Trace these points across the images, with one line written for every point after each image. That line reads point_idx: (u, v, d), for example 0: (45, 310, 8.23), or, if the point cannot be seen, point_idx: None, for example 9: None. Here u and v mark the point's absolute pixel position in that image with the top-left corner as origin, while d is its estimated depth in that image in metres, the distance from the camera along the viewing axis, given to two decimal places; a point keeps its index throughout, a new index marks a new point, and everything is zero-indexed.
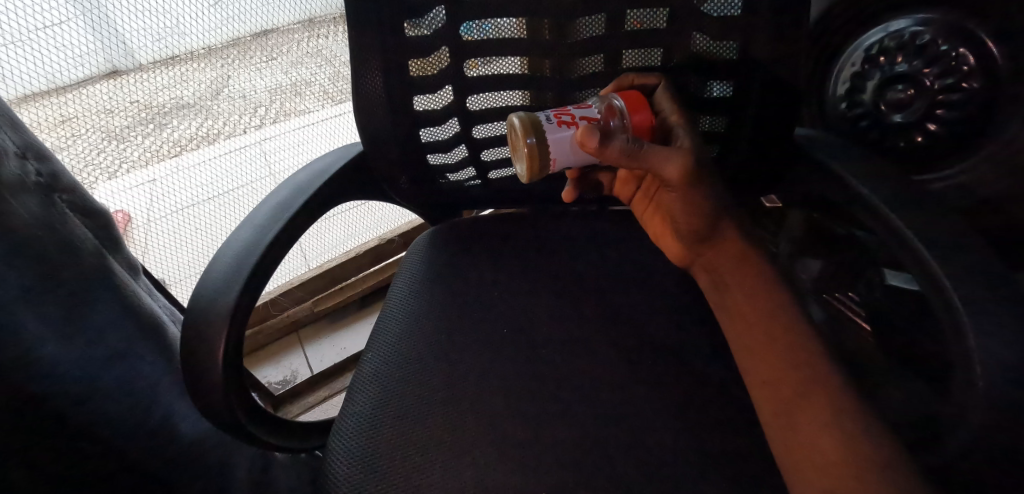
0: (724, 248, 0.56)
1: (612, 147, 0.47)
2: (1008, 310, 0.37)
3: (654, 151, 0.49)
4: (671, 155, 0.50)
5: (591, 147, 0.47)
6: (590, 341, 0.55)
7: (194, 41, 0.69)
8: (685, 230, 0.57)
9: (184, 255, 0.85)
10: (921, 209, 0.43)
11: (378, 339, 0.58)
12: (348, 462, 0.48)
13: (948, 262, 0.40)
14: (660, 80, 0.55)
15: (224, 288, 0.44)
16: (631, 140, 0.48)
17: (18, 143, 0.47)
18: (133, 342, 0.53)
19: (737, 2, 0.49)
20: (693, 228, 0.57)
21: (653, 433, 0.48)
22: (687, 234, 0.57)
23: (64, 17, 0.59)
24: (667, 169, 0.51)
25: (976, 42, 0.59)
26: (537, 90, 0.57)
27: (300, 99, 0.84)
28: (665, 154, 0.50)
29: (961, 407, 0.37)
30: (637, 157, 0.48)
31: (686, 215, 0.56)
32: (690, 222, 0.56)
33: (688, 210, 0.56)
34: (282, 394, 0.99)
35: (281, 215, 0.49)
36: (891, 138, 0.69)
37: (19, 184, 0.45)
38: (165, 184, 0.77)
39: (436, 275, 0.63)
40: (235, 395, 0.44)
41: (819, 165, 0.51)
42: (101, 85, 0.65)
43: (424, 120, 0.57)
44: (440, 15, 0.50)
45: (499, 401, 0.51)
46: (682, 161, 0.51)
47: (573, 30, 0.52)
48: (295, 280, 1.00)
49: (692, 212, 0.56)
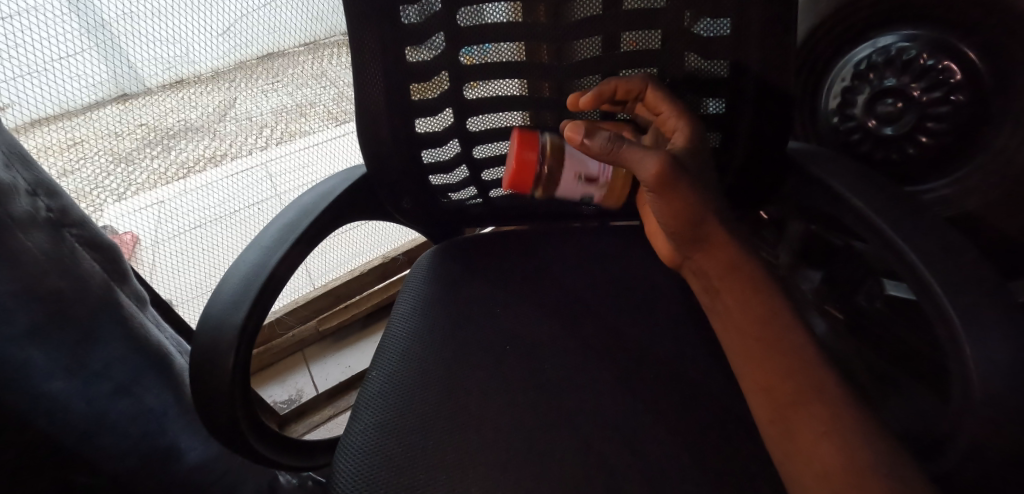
0: (712, 254, 0.53)
1: (596, 140, 0.52)
2: (1002, 316, 0.38)
3: (633, 152, 0.50)
4: (647, 155, 0.49)
5: (580, 132, 0.52)
6: (592, 356, 0.56)
7: (203, 67, 0.71)
8: (672, 228, 0.53)
9: (191, 275, 0.86)
10: (915, 219, 0.44)
11: (383, 357, 0.58)
12: (353, 477, 0.48)
13: (940, 271, 0.41)
14: (647, 83, 0.55)
15: (232, 308, 0.45)
16: (614, 138, 0.51)
17: (28, 181, 0.46)
18: (140, 376, 0.52)
19: (726, 22, 0.50)
20: (675, 230, 0.53)
21: (656, 447, 0.48)
22: (673, 237, 0.54)
23: (78, 48, 0.61)
24: (641, 169, 0.50)
25: (959, 56, 0.61)
26: (537, 111, 0.59)
27: (305, 120, 0.86)
28: (640, 154, 0.50)
29: (960, 413, 0.38)
30: (611, 153, 0.51)
31: (666, 216, 0.52)
32: (671, 224, 0.52)
33: (671, 213, 0.52)
34: (288, 413, 1.00)
35: (287, 237, 0.51)
36: (882, 150, 0.69)
37: (27, 221, 0.44)
38: (172, 205, 0.79)
39: (440, 291, 0.64)
40: (242, 414, 0.45)
41: (815, 179, 0.52)
42: (110, 109, 0.66)
43: (426, 141, 0.59)
44: (440, 41, 0.52)
45: (502, 415, 0.51)
46: (660, 161, 0.49)
47: (570, 51, 0.53)
48: (300, 299, 1.01)
49: (674, 215, 0.52)
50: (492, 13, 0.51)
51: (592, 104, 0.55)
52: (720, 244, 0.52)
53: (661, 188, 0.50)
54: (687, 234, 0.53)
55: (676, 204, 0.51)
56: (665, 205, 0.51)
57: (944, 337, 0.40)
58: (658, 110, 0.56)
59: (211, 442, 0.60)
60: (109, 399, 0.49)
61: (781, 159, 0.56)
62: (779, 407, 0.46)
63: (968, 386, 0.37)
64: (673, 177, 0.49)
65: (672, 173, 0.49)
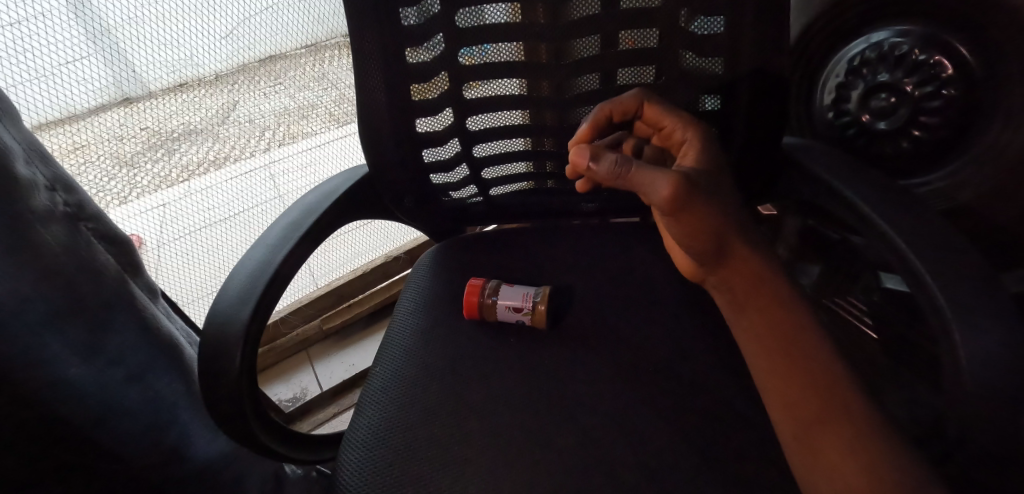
0: (734, 268, 0.53)
1: (603, 165, 0.50)
2: (991, 304, 0.39)
3: (646, 173, 0.49)
4: (658, 177, 0.49)
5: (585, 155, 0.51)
6: (593, 350, 0.57)
7: (205, 70, 0.72)
8: (690, 246, 0.53)
9: (197, 276, 0.87)
10: (907, 211, 0.45)
11: (387, 353, 0.59)
12: (360, 470, 0.49)
13: (931, 262, 0.41)
14: (640, 99, 0.55)
15: (238, 305, 0.46)
16: (622, 161, 0.50)
17: (47, 177, 0.47)
18: (151, 366, 0.53)
19: (721, 19, 0.50)
20: (695, 248, 0.53)
21: (656, 437, 0.49)
22: (696, 256, 0.54)
23: (83, 53, 0.62)
24: (653, 193, 0.49)
25: (951, 51, 0.61)
26: (535, 109, 0.59)
27: (306, 121, 0.87)
28: (651, 177, 0.49)
29: (953, 400, 0.39)
30: (620, 179, 0.50)
31: (684, 236, 0.52)
32: (690, 243, 0.52)
33: (689, 232, 0.51)
34: (293, 411, 1.00)
35: (292, 235, 0.51)
36: (877, 145, 0.70)
37: (46, 215, 0.45)
38: (175, 208, 0.80)
39: (443, 289, 0.65)
40: (250, 409, 0.46)
41: (811, 174, 0.53)
42: (113, 113, 0.68)
43: (427, 141, 0.60)
44: (438, 42, 0.53)
45: (505, 408, 0.52)
46: (672, 182, 0.48)
47: (569, 51, 0.54)
48: (303, 298, 1.02)
49: (693, 235, 0.51)
50: (491, 14, 0.52)
51: (591, 133, 0.57)
52: (741, 258, 0.52)
53: (677, 207, 0.50)
54: (706, 250, 0.53)
55: (693, 221, 0.50)
56: (679, 226, 0.51)
57: (936, 328, 0.41)
58: (660, 125, 0.56)
59: (219, 437, 0.61)
60: (123, 387, 0.49)
61: (777, 154, 0.57)
62: (802, 414, 0.46)
63: (960, 375, 0.38)
64: (687, 196, 0.49)
65: (685, 192, 0.49)
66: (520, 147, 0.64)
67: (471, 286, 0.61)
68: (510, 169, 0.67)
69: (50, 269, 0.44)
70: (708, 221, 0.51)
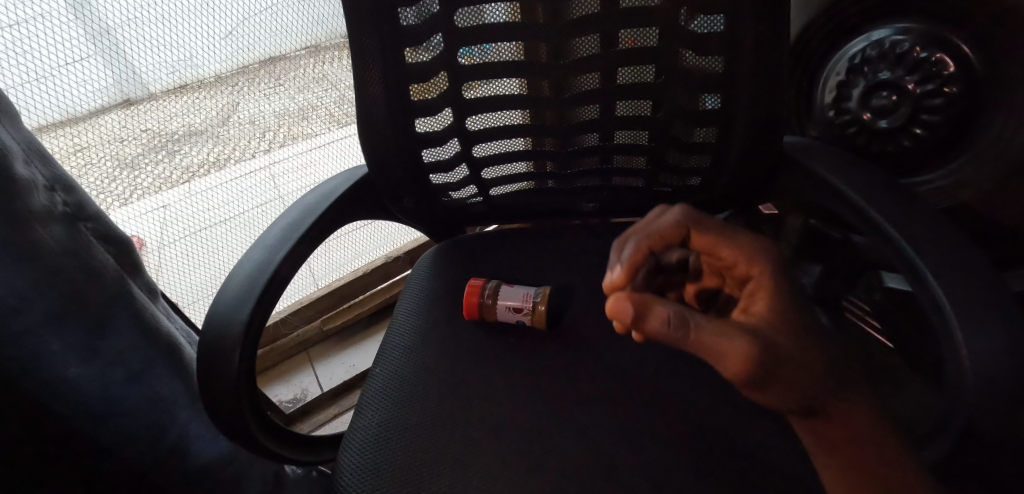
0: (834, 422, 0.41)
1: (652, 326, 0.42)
2: (993, 304, 0.38)
3: (710, 340, 0.41)
4: (725, 344, 0.41)
5: (629, 307, 0.43)
6: (593, 351, 0.57)
7: (206, 71, 0.72)
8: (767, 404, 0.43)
9: (197, 277, 0.87)
10: (909, 210, 0.45)
11: (386, 354, 0.59)
12: (358, 471, 0.49)
13: (934, 262, 0.41)
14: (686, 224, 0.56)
15: (237, 305, 0.46)
16: (678, 320, 0.42)
17: (46, 176, 0.47)
18: (150, 367, 0.53)
19: (721, 18, 0.50)
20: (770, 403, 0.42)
21: (656, 436, 0.49)
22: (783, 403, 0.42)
23: (83, 55, 0.62)
24: (721, 361, 0.41)
25: (953, 48, 0.61)
26: (535, 109, 0.59)
27: (307, 122, 0.87)
28: (717, 344, 0.41)
29: (955, 400, 0.39)
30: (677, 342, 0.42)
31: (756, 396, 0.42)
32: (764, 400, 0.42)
33: (762, 393, 0.42)
34: (293, 412, 1.00)
35: (291, 235, 0.51)
36: (878, 143, 0.69)
37: (46, 215, 0.45)
38: (176, 209, 0.80)
39: (443, 289, 0.65)
40: (249, 410, 0.46)
41: (812, 173, 0.53)
42: (114, 114, 0.68)
43: (427, 140, 0.59)
44: (438, 42, 0.53)
45: (505, 409, 0.52)
46: (745, 354, 0.40)
47: (568, 50, 0.54)
48: (304, 299, 1.02)
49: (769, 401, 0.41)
50: (490, 14, 0.52)
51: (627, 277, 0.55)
52: (841, 409, 0.40)
53: (751, 382, 0.41)
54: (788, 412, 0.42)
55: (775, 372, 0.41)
56: (758, 396, 0.42)
57: (937, 328, 0.40)
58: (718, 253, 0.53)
59: (219, 438, 0.61)
60: (121, 388, 0.49)
61: (778, 153, 0.57)
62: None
63: (961, 374, 0.38)
64: (761, 365, 0.40)
65: (759, 364, 0.40)
66: (520, 147, 0.64)
67: (470, 286, 0.61)
68: (510, 169, 0.67)
69: (50, 268, 0.44)
70: (792, 382, 0.41)
